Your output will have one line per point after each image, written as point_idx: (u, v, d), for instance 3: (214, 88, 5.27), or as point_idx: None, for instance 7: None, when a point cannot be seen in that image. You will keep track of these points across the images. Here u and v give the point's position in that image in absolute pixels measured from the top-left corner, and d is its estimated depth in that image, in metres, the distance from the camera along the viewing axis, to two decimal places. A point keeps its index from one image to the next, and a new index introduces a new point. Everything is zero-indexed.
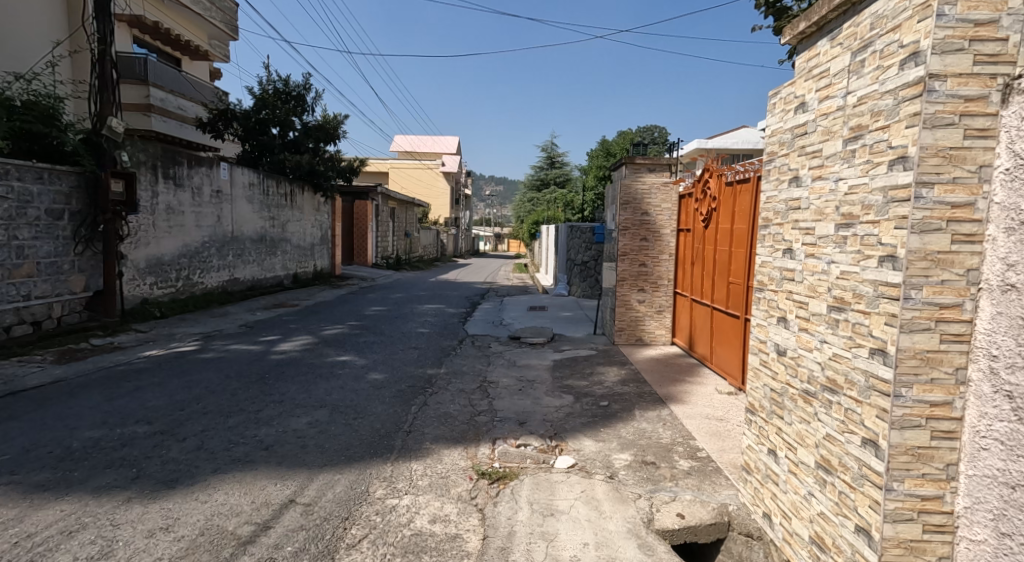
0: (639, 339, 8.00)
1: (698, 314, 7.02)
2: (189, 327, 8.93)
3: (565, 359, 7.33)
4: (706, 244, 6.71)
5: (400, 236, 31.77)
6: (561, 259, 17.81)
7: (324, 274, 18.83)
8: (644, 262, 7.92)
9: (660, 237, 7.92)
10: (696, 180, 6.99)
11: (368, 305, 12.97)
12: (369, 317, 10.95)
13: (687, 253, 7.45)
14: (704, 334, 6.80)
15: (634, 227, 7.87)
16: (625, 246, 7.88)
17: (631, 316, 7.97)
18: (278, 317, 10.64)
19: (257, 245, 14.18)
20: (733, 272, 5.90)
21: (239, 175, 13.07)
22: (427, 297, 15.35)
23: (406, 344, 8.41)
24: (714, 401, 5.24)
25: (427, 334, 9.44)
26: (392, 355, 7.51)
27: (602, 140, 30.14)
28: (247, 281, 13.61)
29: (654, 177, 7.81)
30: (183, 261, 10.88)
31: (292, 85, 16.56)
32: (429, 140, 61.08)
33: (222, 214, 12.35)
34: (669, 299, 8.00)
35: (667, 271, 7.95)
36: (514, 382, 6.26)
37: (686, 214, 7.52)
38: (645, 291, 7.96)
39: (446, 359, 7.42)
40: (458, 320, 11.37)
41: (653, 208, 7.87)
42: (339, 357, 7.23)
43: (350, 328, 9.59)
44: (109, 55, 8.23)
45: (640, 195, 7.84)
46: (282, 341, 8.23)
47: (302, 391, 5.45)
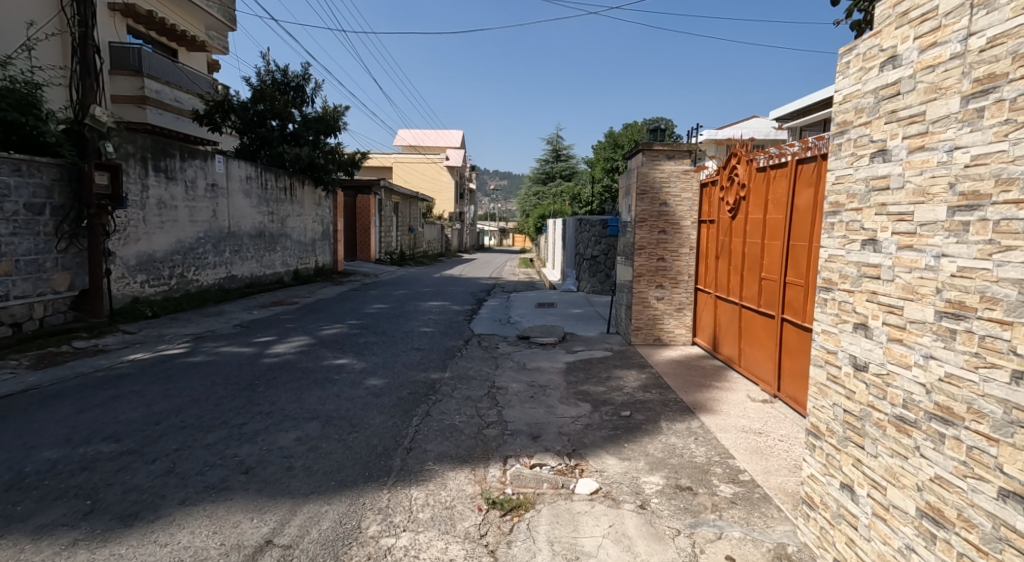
0: (657, 339, 7.48)
1: (724, 312, 6.47)
2: (180, 327, 8.46)
3: (579, 361, 6.82)
4: (733, 237, 6.16)
5: (404, 231, 31.24)
6: (568, 253, 17.26)
7: (325, 270, 18.37)
8: (663, 256, 7.39)
9: (680, 229, 7.38)
10: (721, 167, 6.45)
11: (370, 303, 12.50)
12: (370, 316, 10.46)
13: (710, 247, 6.90)
14: (731, 335, 6.25)
15: (652, 218, 7.33)
16: (642, 239, 7.35)
17: (649, 314, 7.45)
18: (275, 316, 10.18)
19: (255, 241, 13.71)
20: (765, 267, 5.36)
21: (235, 167, 12.58)
22: (431, 294, 14.86)
23: (408, 345, 7.91)
24: (749, 411, 4.72)
25: (432, 334, 8.94)
26: (393, 358, 7.00)
27: (610, 132, 29.45)
28: (245, 278, 13.16)
29: (673, 164, 7.28)
30: (176, 257, 10.42)
31: (291, 76, 16.11)
32: (433, 133, 60.44)
33: (218, 209, 11.87)
34: (689, 296, 7.47)
35: (688, 266, 7.42)
36: (525, 388, 5.75)
37: (709, 204, 6.97)
38: (663, 287, 7.43)
39: (451, 361, 6.91)
40: (463, 318, 10.88)
41: (673, 199, 7.34)
42: (337, 360, 6.75)
43: (350, 327, 9.09)
44: (92, 39, 7.75)
45: (658, 184, 7.31)
46: (277, 342, 7.74)
47: (293, 400, 4.96)
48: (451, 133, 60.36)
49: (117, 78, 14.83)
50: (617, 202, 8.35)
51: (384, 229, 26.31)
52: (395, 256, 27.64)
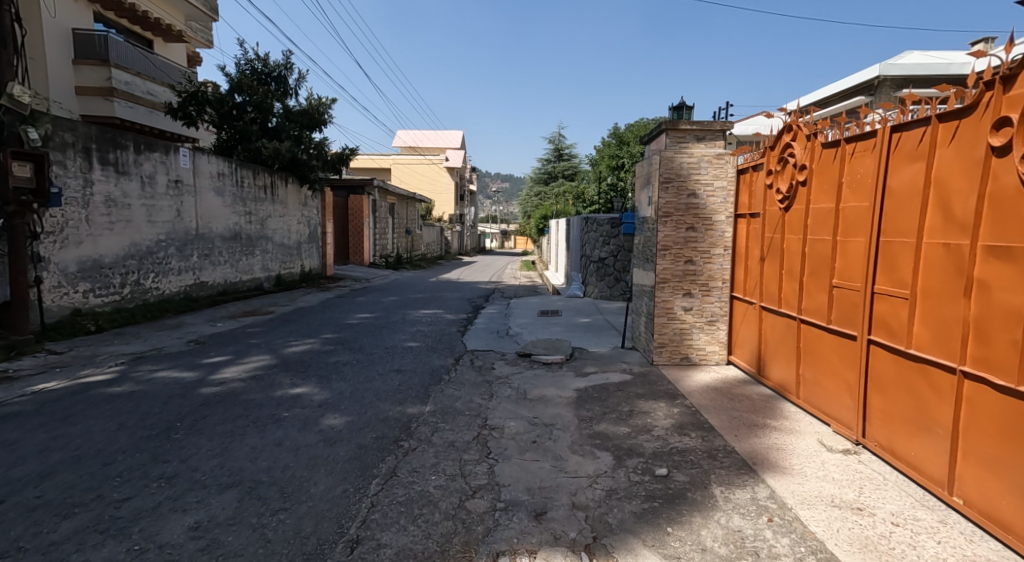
0: (684, 358, 6.24)
1: (771, 328, 5.22)
2: (122, 346, 7.21)
3: (593, 388, 5.55)
4: (785, 234, 4.91)
5: (400, 233, 29.99)
6: (573, 256, 16.05)
7: (312, 274, 17.14)
8: (691, 258, 6.15)
9: (712, 225, 6.12)
10: (769, 146, 5.19)
11: (354, 312, 11.30)
12: (351, 328, 9.22)
13: (752, 247, 5.64)
14: (782, 356, 5.01)
15: (678, 211, 6.11)
16: (666, 238, 6.13)
17: (673, 329, 6.22)
18: (242, 329, 8.94)
19: (230, 244, 12.51)
20: (838, 272, 4.11)
21: (204, 162, 11.36)
22: (424, 300, 13.64)
23: (387, 366, 6.65)
24: (831, 469, 3.50)
25: (418, 352, 7.67)
26: (365, 384, 5.74)
27: (614, 128, 28.23)
28: (217, 285, 11.95)
29: (703, 147, 6.06)
30: (130, 263, 9.21)
31: (273, 66, 14.96)
32: (433, 135, 59.23)
33: (183, 208, 10.65)
34: (723, 306, 6.22)
35: (722, 270, 6.16)
36: (527, 429, 4.52)
37: (750, 194, 5.71)
38: (692, 296, 6.19)
39: (435, 389, 5.66)
40: (457, 329, 9.63)
41: (703, 189, 6.08)
42: (295, 387, 5.47)
43: (322, 344, 7.81)
44: (9, 4, 6.55)
45: (685, 172, 6.07)
46: (230, 363, 6.46)
47: (217, 453, 3.71)
48: (451, 134, 59.15)
49: (83, 69, 13.74)
50: (633, 194, 7.14)
51: (378, 231, 25.08)
52: (390, 260, 26.38)
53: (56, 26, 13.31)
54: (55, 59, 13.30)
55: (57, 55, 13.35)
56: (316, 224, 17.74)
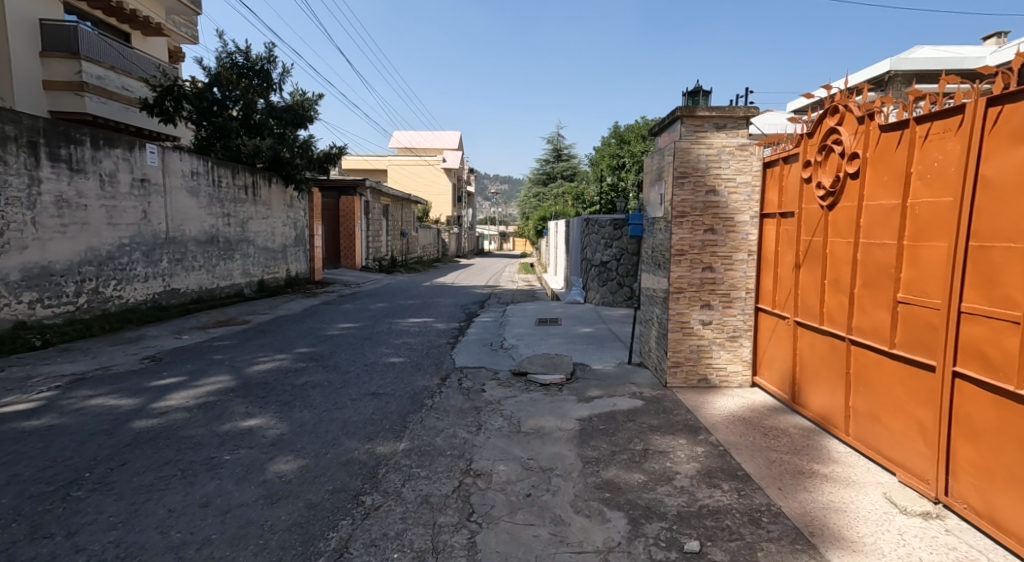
0: (702, 379, 5.44)
1: (809, 348, 4.42)
2: (64, 365, 6.37)
3: (598, 418, 4.73)
4: (828, 237, 4.10)
5: (395, 235, 29.18)
6: (572, 259, 15.28)
7: (298, 279, 16.33)
8: (711, 264, 5.34)
9: (735, 226, 5.31)
10: (806, 133, 4.40)
11: (338, 321, 10.49)
12: (330, 341, 8.41)
13: (783, 252, 4.83)
14: (824, 382, 4.20)
15: (696, 210, 5.31)
16: (682, 241, 5.32)
17: (689, 347, 5.42)
18: (209, 342, 8.12)
19: (206, 248, 11.70)
20: (906, 285, 3.31)
21: (174, 160, 10.56)
22: (415, 307, 12.85)
23: (363, 388, 5.82)
24: (913, 545, 2.70)
25: (401, 369, 6.85)
26: (332, 414, 4.91)
27: (615, 126, 27.43)
28: (191, 293, 11.14)
29: (723, 137, 5.26)
30: (87, 269, 8.39)
31: (255, 59, 14.15)
32: (430, 135, 58.43)
33: (151, 209, 9.84)
34: (747, 320, 5.41)
35: (746, 278, 5.35)
36: (520, 475, 3.71)
37: (781, 190, 4.91)
38: (712, 308, 5.38)
39: (414, 420, 4.84)
40: (447, 341, 8.81)
41: (724, 184, 5.27)
42: (248, 418, 4.65)
43: (294, 361, 6.98)
44: None
45: (704, 165, 5.27)
46: (182, 386, 5.63)
47: (118, 522, 2.90)
48: (449, 135, 58.35)
49: (51, 62, 12.94)
50: (642, 193, 6.34)
51: (371, 234, 24.27)
52: (384, 263, 25.56)
53: (21, 16, 12.51)
54: (20, 51, 12.51)
55: (23, 47, 12.57)
56: (303, 226, 16.94)
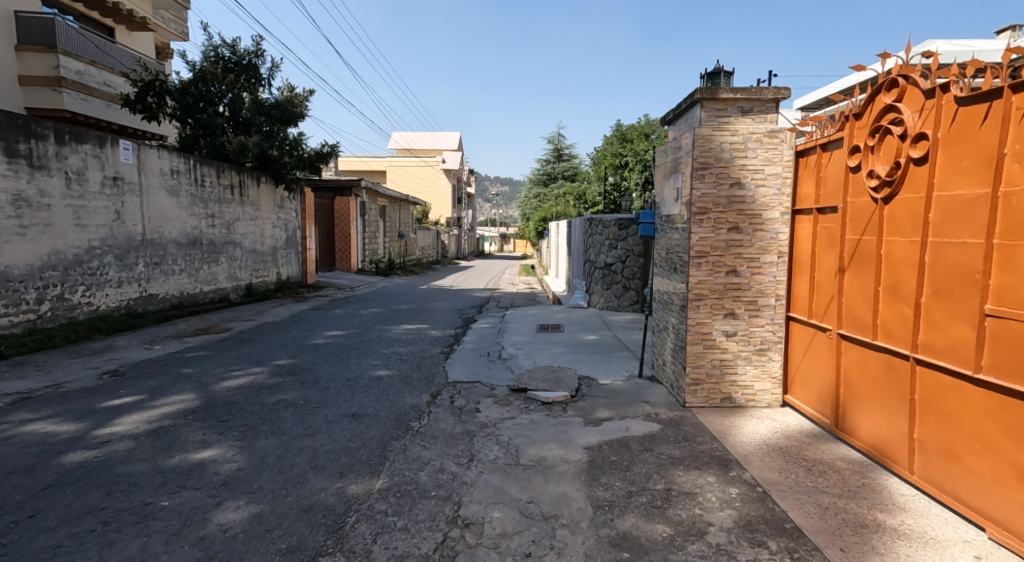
0: (725, 399, 4.79)
1: (855, 366, 3.77)
2: (12, 381, 5.74)
3: (609, 447, 4.08)
4: (883, 235, 3.46)
5: (393, 236, 28.54)
6: (574, 261, 14.64)
7: (289, 282, 15.72)
8: (736, 267, 4.70)
9: (764, 224, 4.66)
10: (852, 114, 3.75)
11: (326, 328, 9.86)
12: (314, 351, 7.76)
13: (823, 253, 4.18)
14: (878, 407, 3.55)
15: (719, 207, 4.66)
16: (702, 242, 4.69)
17: (711, 362, 4.77)
18: (181, 353, 7.48)
19: (187, 250, 11.09)
20: (1000, 294, 2.67)
21: (152, 157, 9.96)
22: (409, 313, 12.24)
23: (342, 409, 5.17)
24: None
25: (387, 385, 6.19)
26: (302, 442, 4.26)
27: (618, 125, 26.76)
28: (170, 299, 10.53)
29: (750, 123, 4.61)
30: (49, 274, 7.78)
31: (242, 53, 13.52)
32: (430, 136, 57.84)
33: (125, 210, 9.20)
34: (776, 331, 4.75)
35: (776, 283, 4.70)
36: (518, 525, 3.07)
37: (818, 181, 4.26)
38: (737, 318, 4.73)
39: (396, 449, 4.20)
40: (441, 351, 8.16)
41: (751, 176, 4.62)
42: (203, 448, 4.01)
43: (270, 375, 6.34)
44: None
45: (729, 155, 4.62)
46: (137, 407, 4.98)
47: None
48: (449, 135, 57.74)
49: (26, 56, 12.28)
50: (655, 188, 5.68)
51: (368, 235, 23.63)
52: (381, 265, 24.94)
53: None
54: None
55: None
56: (294, 228, 16.32)
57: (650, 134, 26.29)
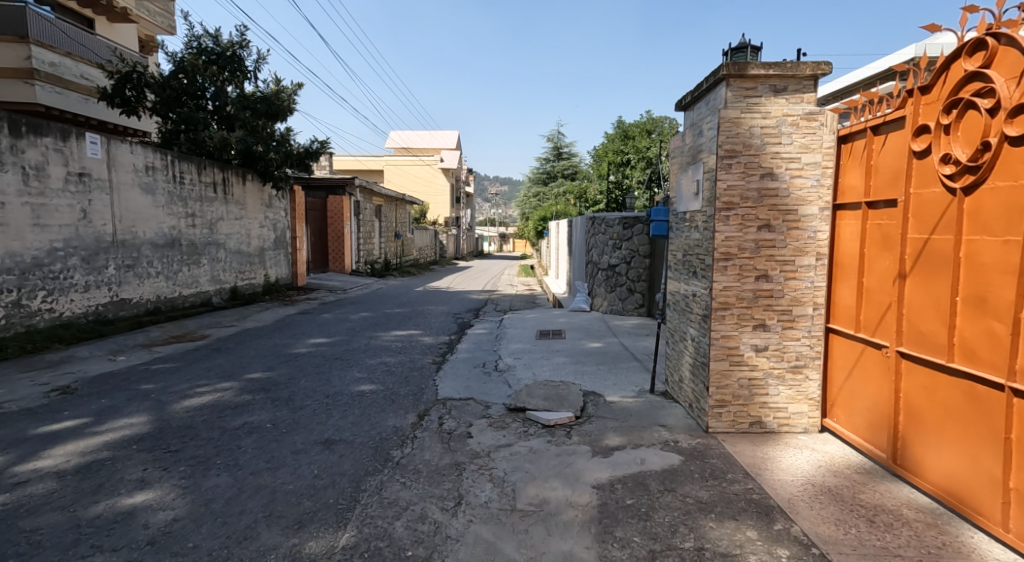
0: (755, 424, 4.15)
1: (919, 392, 3.13)
2: None
3: (623, 487, 3.44)
4: (963, 233, 2.82)
5: (389, 237, 27.88)
6: (575, 262, 14.02)
7: (277, 285, 15.09)
8: (767, 271, 4.05)
9: (800, 222, 4.00)
10: (921, 87, 3.10)
11: (310, 335, 9.22)
12: (293, 363, 7.11)
13: (874, 255, 3.54)
14: (954, 444, 2.92)
15: (748, 202, 4.02)
16: (728, 242, 4.06)
17: (738, 381, 4.13)
18: (147, 365, 6.84)
19: (163, 251, 10.46)
20: None
21: (124, 152, 9.37)
22: (401, 317, 11.61)
23: (314, 434, 4.52)
24: None
25: (370, 403, 5.54)
26: (259, 480, 3.62)
27: (619, 122, 26.12)
28: (145, 303, 9.89)
29: (784, 104, 3.96)
30: (4, 279, 7.16)
31: (226, 44, 12.87)
32: (428, 135, 57.17)
33: (92, 208, 8.59)
34: (814, 346, 4.09)
35: (814, 289, 4.05)
36: None
37: (867, 170, 3.62)
38: (768, 330, 4.09)
39: (369, 488, 3.56)
40: (432, 362, 7.52)
41: (785, 166, 3.97)
42: (138, 490, 3.36)
43: (239, 391, 5.69)
44: None
45: (760, 141, 3.97)
46: (76, 433, 4.34)
47: None
48: (448, 134, 57.10)
49: None
50: (672, 182, 5.03)
51: (363, 236, 22.97)
52: (376, 267, 24.28)
53: None
54: None
55: None
56: (283, 228, 15.69)
57: (652, 132, 25.69)
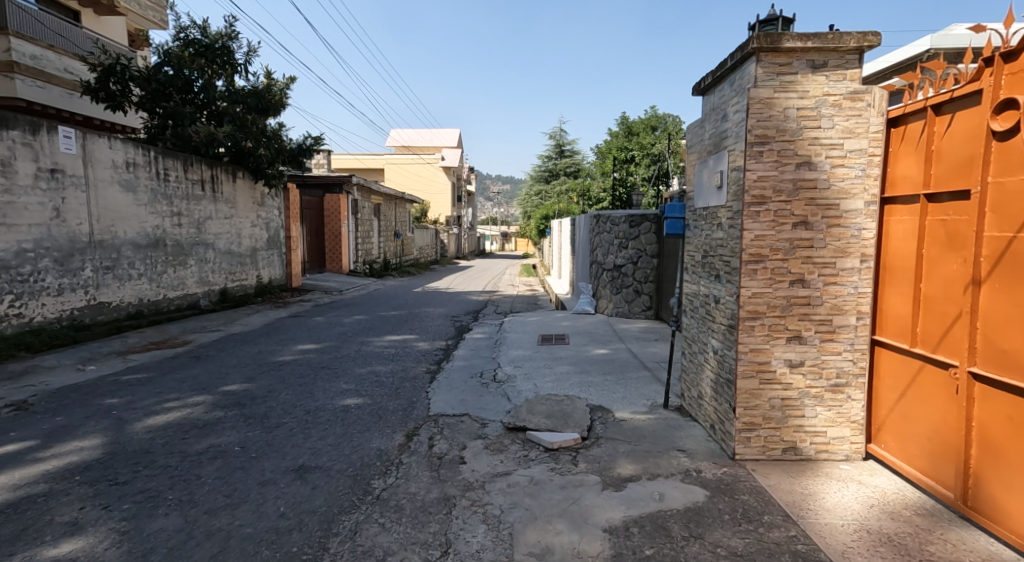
0: (789, 450, 3.61)
1: (1000, 422, 2.61)
2: None
3: (639, 532, 2.91)
4: None
5: (388, 236, 27.36)
6: (579, 262, 13.49)
7: (270, 286, 14.60)
8: (804, 275, 3.52)
9: (842, 218, 3.47)
10: (1006, 54, 2.58)
11: (298, 341, 8.71)
12: (276, 372, 6.59)
13: (935, 258, 3.01)
14: None
15: (782, 195, 3.49)
16: (758, 241, 3.52)
17: (769, 401, 3.60)
18: (117, 375, 6.34)
19: (146, 252, 9.98)
20: None
21: (102, 147, 8.89)
22: (397, 320, 11.10)
23: (286, 459, 4.00)
24: None
25: (354, 420, 5.02)
26: (213, 521, 3.11)
27: (623, 118, 25.57)
28: (126, 307, 9.41)
29: (824, 82, 3.42)
30: None
31: (215, 36, 12.42)
32: (429, 133, 56.63)
33: (65, 206, 8.14)
34: (857, 361, 3.55)
35: (858, 296, 3.51)
36: None
37: (926, 157, 3.09)
38: (804, 343, 3.55)
39: (342, 530, 3.05)
40: (426, 371, 7.00)
41: (826, 154, 3.43)
42: (67, 537, 2.86)
43: (210, 407, 5.18)
44: None
45: (796, 125, 3.43)
46: (17, 460, 3.84)
47: None
48: (449, 132, 56.53)
49: None
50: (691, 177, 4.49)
51: (361, 235, 22.46)
52: (375, 267, 23.78)
53: None
54: None
55: None
56: (276, 227, 15.20)
57: (656, 128, 25.13)
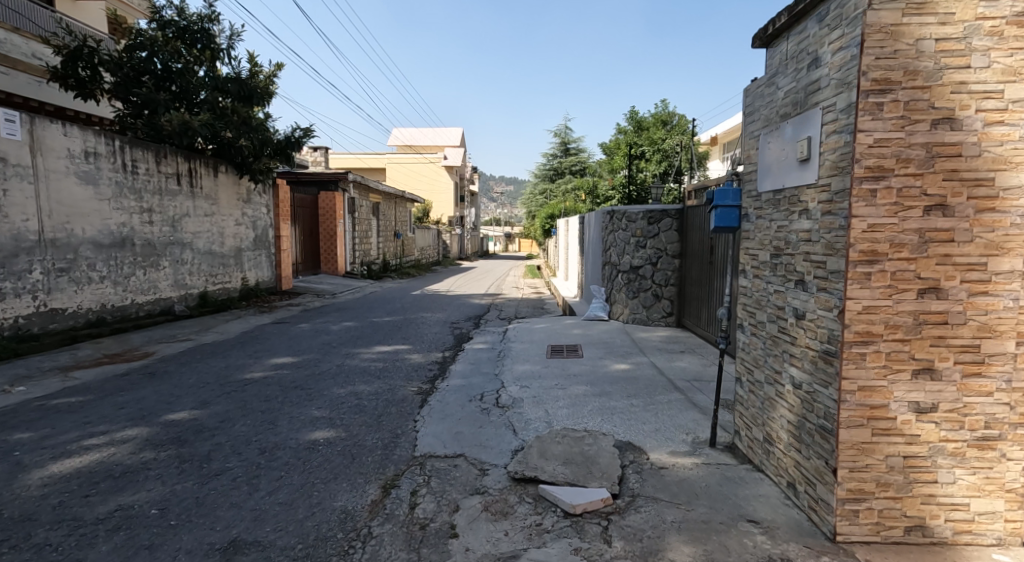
0: (914, 530, 2.55)
1: None
2: None
3: None
4: None
5: (388, 236, 26.31)
6: (589, 263, 12.46)
7: (257, 289, 13.61)
8: (939, 281, 2.46)
9: (999, 200, 2.40)
10: None
11: (275, 352, 7.69)
12: (238, 395, 5.54)
13: None
14: None
15: (910, 167, 2.43)
16: (875, 234, 2.46)
17: (887, 461, 2.54)
18: (47, 398, 5.32)
19: (110, 252, 9.01)
20: None
21: (55, 134, 7.93)
22: (390, 328, 10.08)
23: (214, 531, 2.97)
24: None
25: (319, 463, 3.98)
26: None
27: (632, 112, 24.50)
28: (85, 314, 8.42)
29: (974, 1, 2.35)
30: None
31: (193, 17, 11.46)
32: (432, 132, 55.72)
33: (7, 200, 7.21)
34: (1019, 405, 2.48)
35: (1019, 312, 2.44)
36: None
37: None
38: (939, 379, 2.49)
39: None
40: (417, 391, 5.97)
41: (977, 106, 2.37)
42: None
43: (141, 444, 4.14)
44: None
45: (932, 64, 2.38)
46: None
47: None
48: (451, 131, 55.52)
49: None
50: (759, 154, 3.44)
51: (359, 235, 21.48)
52: (374, 268, 22.80)
53: None
54: None
55: None
56: (264, 227, 14.22)
57: (667, 122, 24.10)
